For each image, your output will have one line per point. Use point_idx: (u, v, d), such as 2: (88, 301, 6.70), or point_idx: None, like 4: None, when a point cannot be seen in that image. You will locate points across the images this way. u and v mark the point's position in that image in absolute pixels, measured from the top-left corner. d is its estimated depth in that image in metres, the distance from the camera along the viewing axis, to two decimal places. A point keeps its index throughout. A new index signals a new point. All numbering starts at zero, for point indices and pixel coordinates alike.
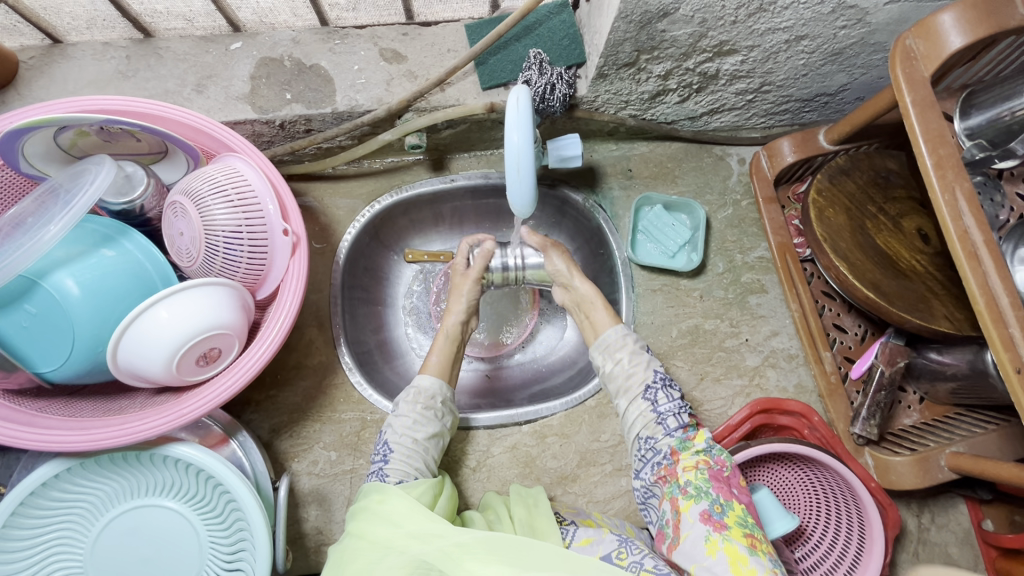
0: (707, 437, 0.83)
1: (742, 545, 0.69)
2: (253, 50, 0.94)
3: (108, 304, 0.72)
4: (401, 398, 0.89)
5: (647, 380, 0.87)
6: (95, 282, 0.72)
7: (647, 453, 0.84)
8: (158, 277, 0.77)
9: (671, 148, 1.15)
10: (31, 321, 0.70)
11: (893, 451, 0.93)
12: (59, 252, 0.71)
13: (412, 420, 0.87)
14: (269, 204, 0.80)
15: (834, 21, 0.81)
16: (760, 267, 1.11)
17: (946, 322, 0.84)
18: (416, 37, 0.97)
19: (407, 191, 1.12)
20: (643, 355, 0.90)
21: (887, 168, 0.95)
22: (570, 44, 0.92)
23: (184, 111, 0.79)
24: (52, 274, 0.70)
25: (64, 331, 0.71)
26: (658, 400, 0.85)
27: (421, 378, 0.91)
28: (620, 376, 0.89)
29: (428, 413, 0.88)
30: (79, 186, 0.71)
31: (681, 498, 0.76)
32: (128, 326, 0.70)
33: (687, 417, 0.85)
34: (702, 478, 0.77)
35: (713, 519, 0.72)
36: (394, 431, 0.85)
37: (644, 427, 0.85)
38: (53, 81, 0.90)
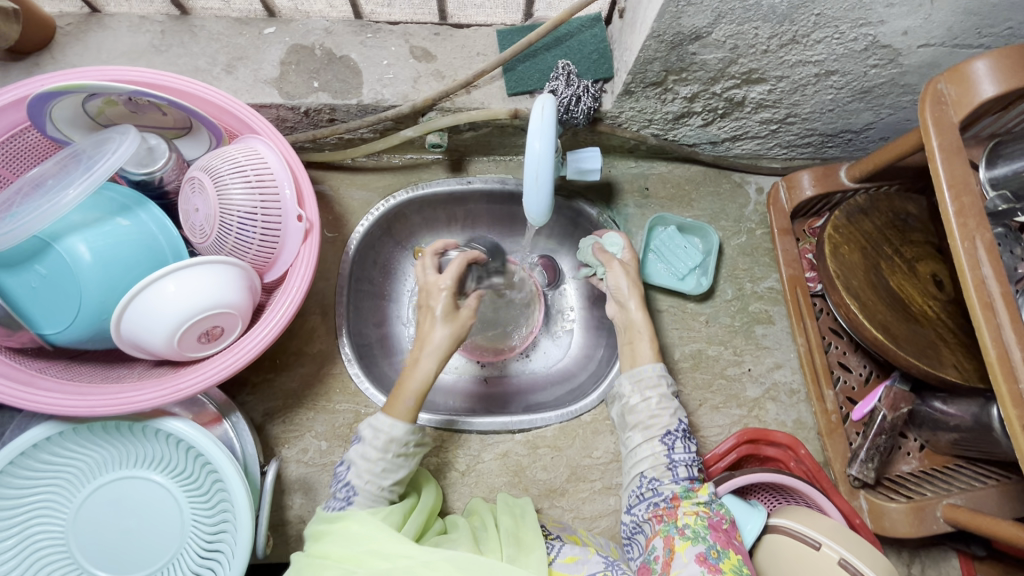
0: (710, 491, 0.82)
1: None
2: (286, 36, 0.95)
3: (118, 273, 0.73)
4: (370, 439, 0.79)
5: (669, 427, 0.86)
6: (107, 249, 0.72)
7: (647, 492, 0.83)
8: (169, 250, 0.77)
9: (690, 171, 1.15)
10: (40, 282, 0.70)
11: (888, 496, 0.92)
12: (75, 216, 0.71)
13: (381, 468, 0.79)
14: (286, 188, 0.81)
15: (865, 59, 0.80)
16: (769, 298, 1.10)
17: (954, 371, 0.82)
18: (447, 38, 0.97)
19: (423, 189, 1.12)
20: (672, 402, 0.88)
21: (906, 211, 0.95)
22: (599, 59, 0.92)
23: (212, 89, 0.80)
24: (67, 239, 0.70)
25: (72, 295, 0.71)
26: (674, 447, 0.84)
27: (394, 422, 0.80)
28: (643, 413, 0.87)
29: (397, 460, 0.80)
30: (100, 154, 0.72)
31: (677, 538, 0.75)
32: (135, 296, 0.71)
33: (697, 470, 0.84)
34: (702, 524, 0.76)
35: (709, 563, 0.71)
36: (359, 475, 0.78)
37: (651, 468, 0.84)
38: (87, 49, 0.91)
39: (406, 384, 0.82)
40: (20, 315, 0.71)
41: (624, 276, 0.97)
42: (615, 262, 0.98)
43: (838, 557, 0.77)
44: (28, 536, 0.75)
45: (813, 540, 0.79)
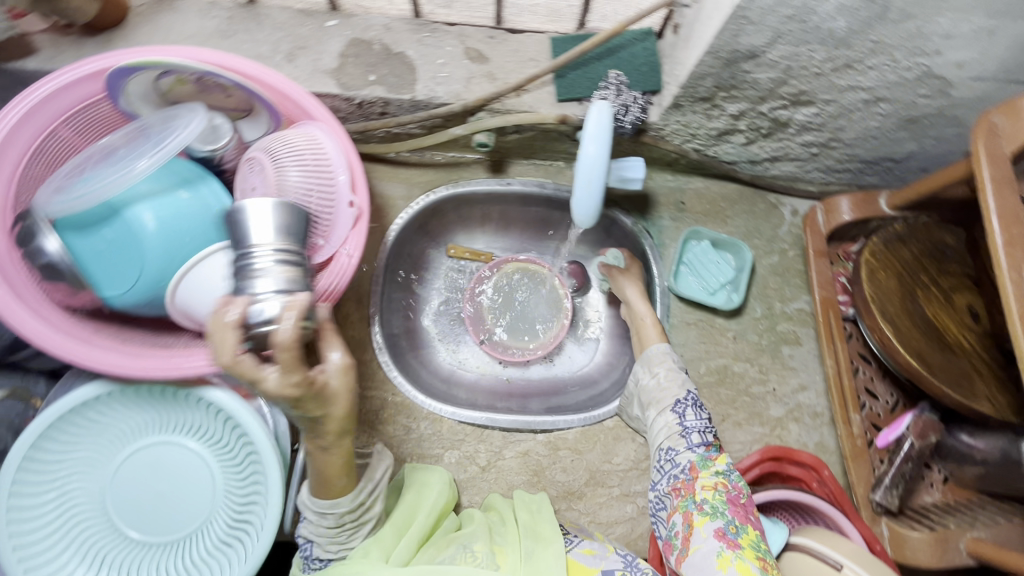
0: (728, 462, 0.85)
1: (755, 566, 0.71)
2: (346, 29, 0.98)
3: (178, 244, 0.75)
4: (314, 519, 0.74)
5: (679, 396, 0.91)
6: (170, 220, 0.75)
7: (667, 465, 0.87)
8: (226, 226, 0.80)
9: (726, 188, 1.16)
10: (105, 246, 0.73)
11: (910, 525, 0.91)
12: (143, 186, 0.74)
13: (332, 535, 0.74)
14: (341, 175, 0.83)
15: (916, 89, 0.82)
16: (797, 319, 1.11)
17: (986, 403, 0.82)
18: (501, 42, 1.00)
19: (463, 187, 1.15)
20: (680, 375, 0.95)
21: (944, 242, 0.95)
22: (649, 72, 0.94)
23: (277, 75, 0.83)
24: (134, 206, 0.73)
25: (134, 261, 0.73)
26: (685, 415, 0.89)
27: (335, 501, 0.73)
28: (655, 391, 0.94)
29: (355, 521, 0.75)
30: (171, 128, 0.75)
31: (696, 514, 0.78)
32: (194, 266, 0.74)
33: (711, 438, 0.88)
34: (720, 499, 0.79)
35: (727, 538, 0.74)
36: (322, 546, 0.75)
37: (667, 439, 0.89)
38: (157, 29, 0.95)
39: (324, 468, 0.71)
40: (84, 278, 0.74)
41: (626, 284, 1.08)
42: (615, 273, 1.10)
43: None
44: (66, 491, 0.77)
45: (834, 561, 0.79)
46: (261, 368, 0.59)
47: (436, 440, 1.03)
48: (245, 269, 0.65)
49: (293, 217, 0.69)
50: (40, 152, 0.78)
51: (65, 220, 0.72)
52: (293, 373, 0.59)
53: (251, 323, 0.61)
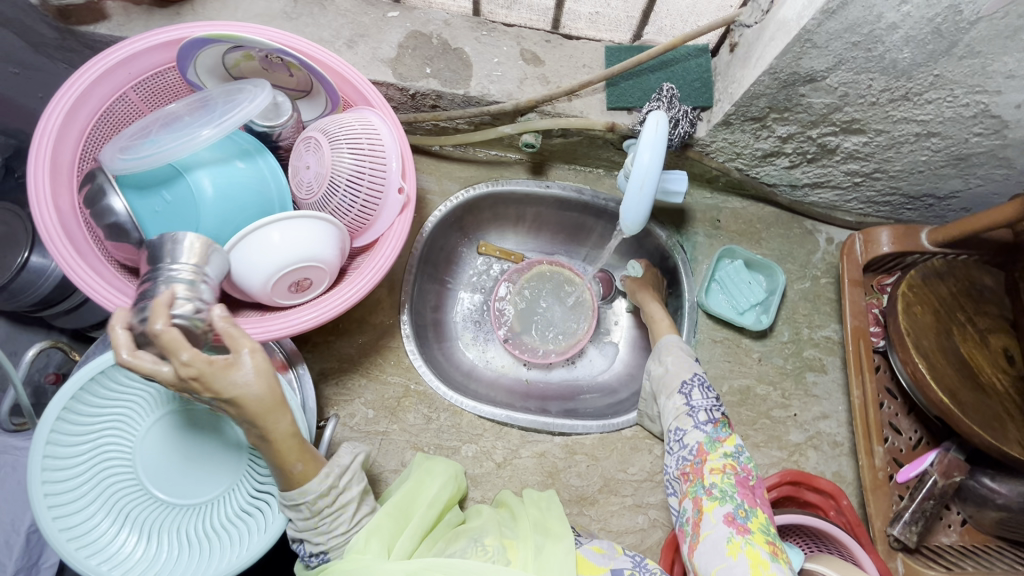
0: (737, 442, 0.81)
1: (764, 552, 0.69)
2: (407, 21, 1.00)
3: (232, 210, 0.78)
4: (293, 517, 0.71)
5: (684, 377, 0.90)
6: (226, 187, 0.77)
7: (676, 445, 0.85)
8: (277, 198, 0.82)
9: (763, 211, 1.16)
10: (163, 207, 0.76)
11: (926, 563, 0.91)
12: (204, 154, 0.77)
13: (319, 527, 0.70)
14: (393, 161, 0.85)
15: (971, 126, 0.82)
16: (824, 347, 1.10)
17: (1018, 448, 0.81)
18: (557, 46, 1.02)
19: (502, 185, 1.16)
20: (689, 361, 0.93)
21: (982, 282, 0.95)
22: (701, 88, 0.95)
23: (340, 60, 0.85)
24: (194, 171, 0.76)
25: (188, 222, 0.76)
26: (692, 395, 0.87)
27: (303, 488, 0.69)
28: (665, 376, 0.93)
29: (336, 504, 0.71)
30: (238, 98, 0.76)
31: (705, 499, 0.76)
32: (246, 236, 0.76)
33: (719, 415, 0.84)
34: (728, 482, 0.76)
35: (737, 523, 0.72)
36: (315, 543, 0.71)
37: (676, 419, 0.87)
38: (225, 6, 0.98)
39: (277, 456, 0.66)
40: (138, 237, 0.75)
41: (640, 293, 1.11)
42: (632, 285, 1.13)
43: None
44: (99, 446, 0.78)
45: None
46: (129, 349, 0.60)
47: (455, 433, 1.03)
48: (156, 277, 0.68)
49: (216, 253, 0.72)
50: (110, 113, 0.81)
51: (128, 181, 0.77)
52: (174, 357, 0.58)
53: (139, 322, 0.64)
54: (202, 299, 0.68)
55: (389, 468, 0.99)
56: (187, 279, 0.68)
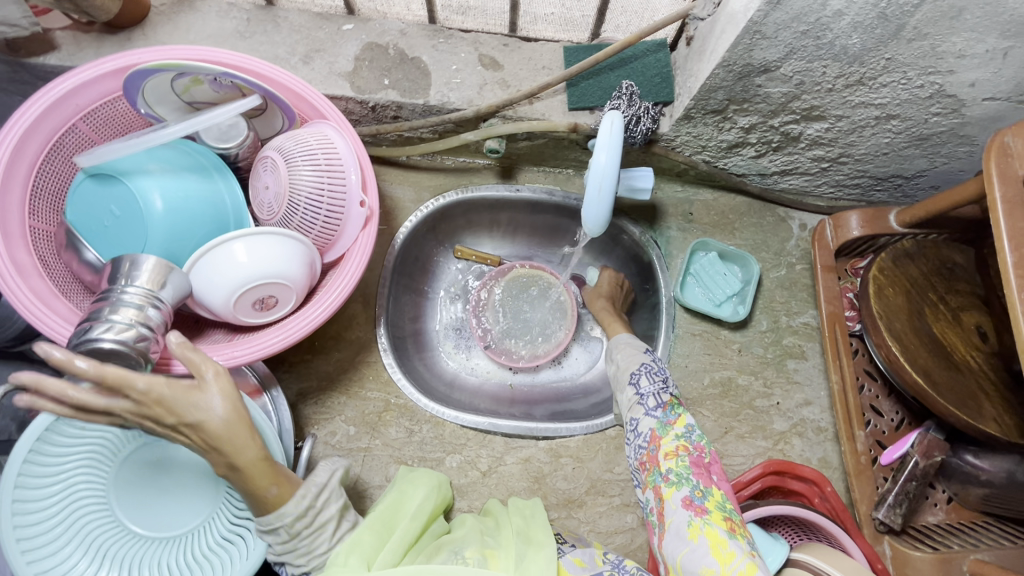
0: (688, 423, 0.81)
1: (722, 530, 0.70)
2: (363, 33, 0.99)
3: (183, 225, 0.77)
4: (273, 540, 0.71)
5: (632, 368, 0.88)
6: (178, 202, 0.77)
7: (632, 436, 0.83)
8: (231, 212, 0.81)
9: (736, 201, 1.16)
10: (112, 221, 0.76)
11: (913, 545, 0.91)
12: (155, 168, 0.76)
13: (300, 548, 0.70)
14: (352, 174, 0.84)
15: (928, 107, 0.82)
16: (803, 333, 1.10)
17: (994, 424, 0.82)
18: (515, 49, 1.01)
19: (472, 191, 1.15)
20: (638, 352, 0.91)
21: (953, 260, 0.95)
22: (661, 83, 0.95)
23: (291, 77, 0.84)
24: (144, 187, 0.75)
25: (136, 237, 0.75)
26: (640, 384, 0.85)
27: (280, 513, 0.68)
28: (619, 372, 0.91)
29: (313, 521, 0.70)
30: (204, 117, 0.76)
31: (663, 486, 0.76)
32: (208, 251, 0.76)
33: (668, 398, 0.83)
34: (683, 465, 0.76)
35: (694, 505, 0.72)
36: (295, 564, 0.70)
37: (629, 411, 0.85)
38: (176, 29, 0.96)
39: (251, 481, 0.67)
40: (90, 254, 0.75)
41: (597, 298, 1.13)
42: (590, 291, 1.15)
43: None
44: (70, 486, 0.76)
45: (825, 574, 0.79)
46: (75, 385, 0.61)
47: (438, 444, 1.03)
48: (109, 297, 0.69)
49: (173, 276, 0.72)
50: (58, 146, 0.79)
51: (85, 193, 0.77)
52: (131, 388, 0.60)
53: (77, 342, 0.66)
54: (149, 325, 0.68)
55: (374, 485, 0.98)
56: (135, 302, 0.68)
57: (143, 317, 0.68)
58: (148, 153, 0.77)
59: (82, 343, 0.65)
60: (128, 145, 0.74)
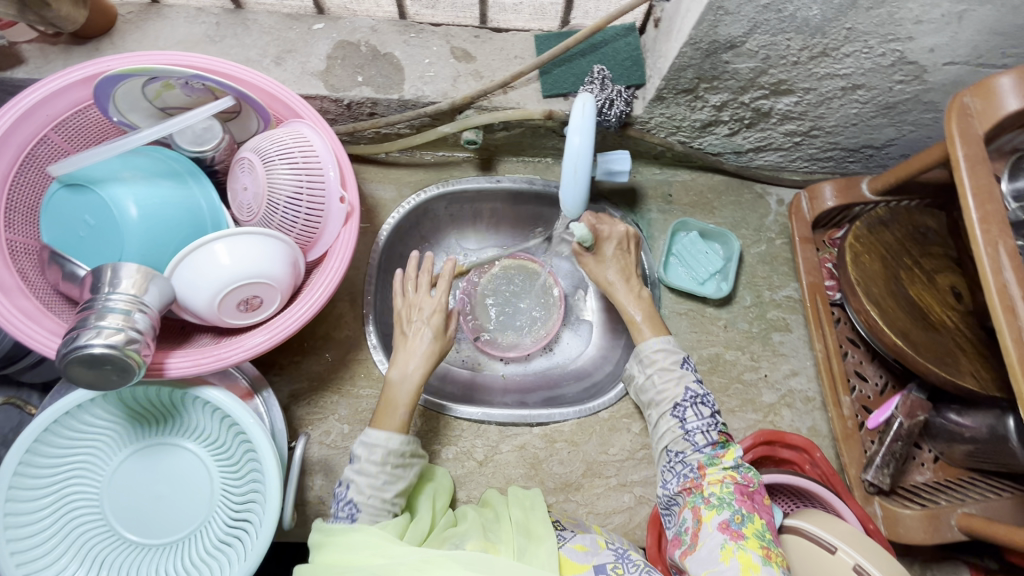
0: (737, 455, 0.82)
1: (757, 555, 0.70)
2: (333, 32, 0.99)
3: (161, 231, 0.77)
4: (365, 456, 0.82)
5: (677, 397, 0.88)
6: (154, 208, 0.76)
7: (677, 465, 0.84)
8: (208, 215, 0.81)
9: (713, 180, 1.17)
10: (87, 231, 0.75)
11: (903, 504, 0.93)
12: (127, 175, 0.76)
13: (381, 480, 0.81)
14: (330, 171, 0.84)
15: (891, 75, 0.84)
16: (786, 306, 1.11)
17: (971, 380, 0.84)
18: (486, 41, 1.02)
19: (453, 185, 1.15)
20: (677, 371, 0.90)
21: (926, 225, 0.97)
22: (632, 66, 0.95)
23: (264, 77, 0.84)
24: (118, 195, 0.75)
25: (113, 245, 0.75)
26: (686, 418, 0.86)
27: (389, 434, 0.84)
28: (653, 390, 0.91)
29: (397, 471, 0.83)
30: (177, 120, 0.77)
31: (703, 508, 0.77)
32: (190, 254, 0.76)
33: (717, 434, 0.85)
34: (727, 491, 0.77)
35: (731, 529, 0.73)
36: (360, 491, 0.80)
37: (673, 442, 0.86)
38: (145, 36, 0.96)
39: (393, 399, 0.87)
40: (69, 264, 0.75)
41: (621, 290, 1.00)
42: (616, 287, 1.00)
43: (853, 562, 0.77)
44: (64, 495, 0.77)
45: (830, 544, 0.79)
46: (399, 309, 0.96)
47: (434, 437, 1.03)
48: (93, 305, 0.68)
49: (155, 282, 0.72)
50: (31, 157, 0.78)
51: (57, 206, 0.76)
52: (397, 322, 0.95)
53: (64, 351, 0.65)
54: (137, 329, 0.68)
55: None
56: (123, 308, 0.68)
57: (132, 322, 0.68)
58: (122, 160, 0.76)
59: (72, 351, 0.65)
60: (101, 151, 0.74)
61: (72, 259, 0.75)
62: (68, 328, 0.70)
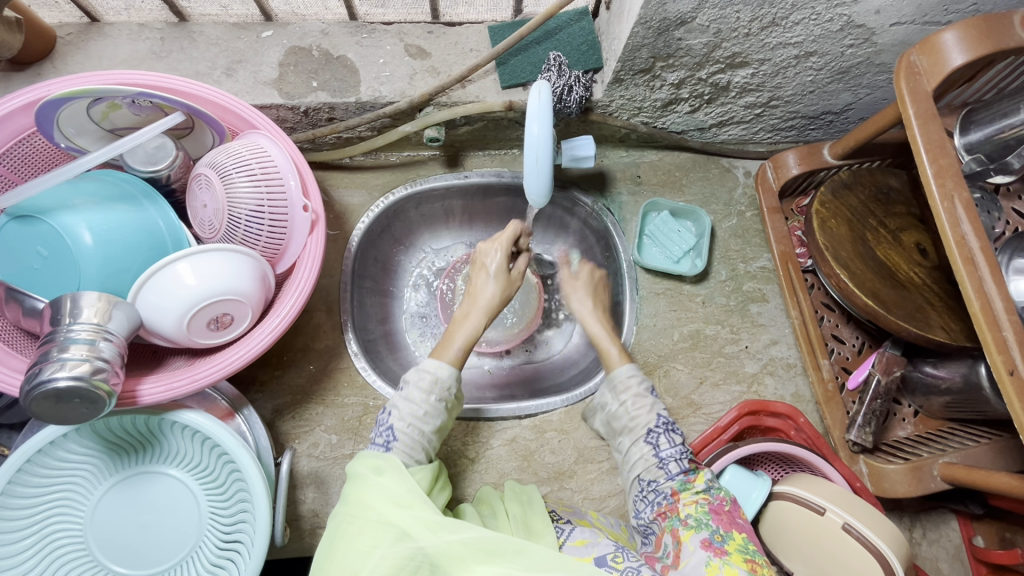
0: (707, 478, 0.80)
1: (743, 570, 0.67)
2: (283, 39, 0.98)
3: (119, 255, 0.75)
4: (415, 382, 0.81)
5: (651, 424, 0.84)
6: (109, 233, 0.74)
7: (649, 494, 0.81)
8: (168, 235, 0.79)
9: (680, 158, 1.18)
10: (42, 262, 0.73)
11: (886, 460, 0.96)
12: (78, 201, 0.73)
13: (422, 411, 0.79)
14: (290, 180, 0.83)
15: (842, 39, 0.85)
16: (761, 277, 1.13)
17: (942, 332, 0.86)
18: (440, 36, 1.01)
19: (421, 185, 1.14)
20: (647, 398, 0.87)
21: (888, 185, 0.99)
22: (588, 50, 0.95)
23: (215, 90, 0.82)
24: (70, 223, 0.72)
25: (70, 274, 0.72)
26: (660, 445, 0.83)
27: (440, 364, 0.82)
28: (626, 417, 0.87)
29: (438, 404, 0.81)
30: (128, 141, 0.75)
31: (681, 529, 0.74)
32: (153, 275, 0.74)
33: (688, 461, 0.82)
34: (703, 511, 0.75)
35: (714, 547, 0.70)
36: (401, 418, 0.79)
37: (645, 470, 0.82)
38: (88, 57, 0.93)
39: (452, 335, 0.85)
40: (27, 299, 0.72)
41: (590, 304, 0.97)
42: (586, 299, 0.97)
43: (842, 521, 0.79)
44: (47, 534, 0.75)
45: (818, 505, 0.81)
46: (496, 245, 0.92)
47: None
48: (54, 338, 0.66)
49: (120, 307, 0.70)
50: None
51: (6, 238, 0.73)
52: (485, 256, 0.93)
53: (29, 391, 0.63)
54: (104, 358, 0.66)
55: None
56: (83, 337, 0.66)
57: (93, 351, 0.66)
58: (72, 187, 0.74)
59: (37, 387, 0.63)
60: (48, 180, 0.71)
61: (29, 292, 0.72)
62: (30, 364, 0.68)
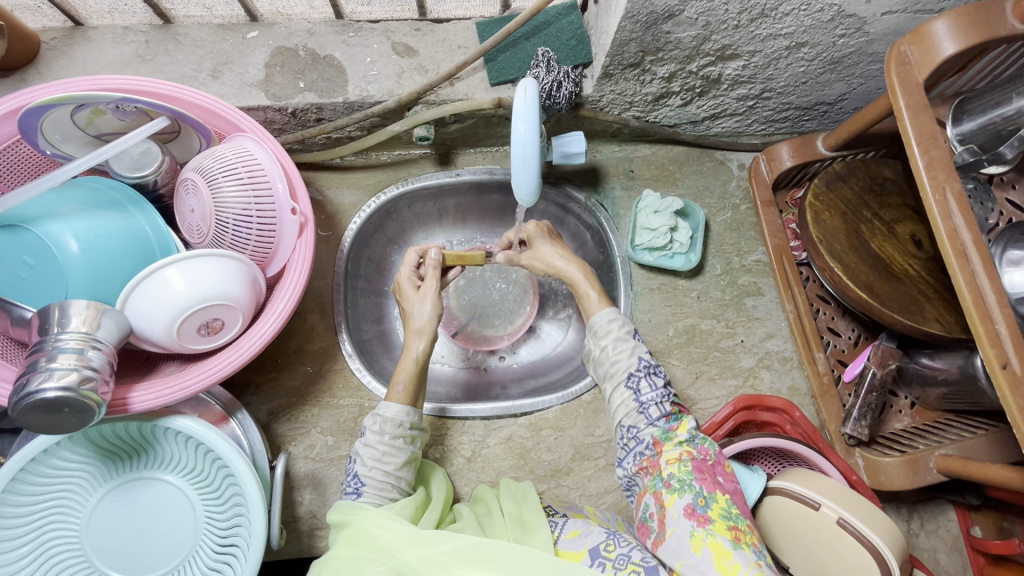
0: (690, 427, 0.79)
1: (727, 540, 0.65)
2: (269, 39, 0.97)
3: (107, 262, 0.74)
4: (369, 427, 0.80)
5: (631, 368, 0.81)
6: (96, 240, 0.74)
7: (630, 442, 0.79)
8: (155, 241, 0.79)
9: (673, 152, 1.17)
10: (28, 271, 0.72)
11: (883, 453, 0.96)
12: (64, 209, 0.73)
13: (382, 451, 0.78)
14: (278, 183, 0.82)
15: (832, 29, 0.83)
16: (757, 270, 1.12)
17: (937, 324, 0.85)
18: (428, 33, 1.00)
19: (413, 183, 1.14)
20: (630, 342, 0.84)
21: (882, 176, 0.98)
22: (577, 45, 0.94)
23: (201, 94, 0.82)
24: (55, 231, 0.72)
25: (57, 283, 0.72)
26: (640, 389, 0.80)
27: (390, 405, 0.81)
28: (606, 362, 0.84)
29: (399, 442, 0.79)
30: (112, 147, 0.75)
31: (664, 492, 0.72)
32: (142, 281, 0.73)
33: (670, 406, 0.80)
34: (686, 470, 0.73)
35: (698, 514, 0.69)
36: (363, 463, 0.77)
37: (626, 417, 0.80)
38: (72, 61, 0.92)
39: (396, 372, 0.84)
40: (14, 308, 0.71)
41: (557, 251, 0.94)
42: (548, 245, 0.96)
43: (836, 516, 0.78)
44: (44, 542, 0.75)
45: (812, 500, 0.80)
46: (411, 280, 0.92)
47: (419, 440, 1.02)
48: (43, 347, 0.66)
49: (109, 315, 0.70)
50: None
51: None
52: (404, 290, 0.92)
53: (18, 402, 0.63)
54: (92, 367, 0.66)
55: None
56: (72, 346, 0.65)
57: (81, 360, 0.66)
58: (57, 196, 0.74)
59: (25, 398, 0.63)
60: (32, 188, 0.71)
61: (15, 301, 0.71)
62: (18, 373, 0.68)
